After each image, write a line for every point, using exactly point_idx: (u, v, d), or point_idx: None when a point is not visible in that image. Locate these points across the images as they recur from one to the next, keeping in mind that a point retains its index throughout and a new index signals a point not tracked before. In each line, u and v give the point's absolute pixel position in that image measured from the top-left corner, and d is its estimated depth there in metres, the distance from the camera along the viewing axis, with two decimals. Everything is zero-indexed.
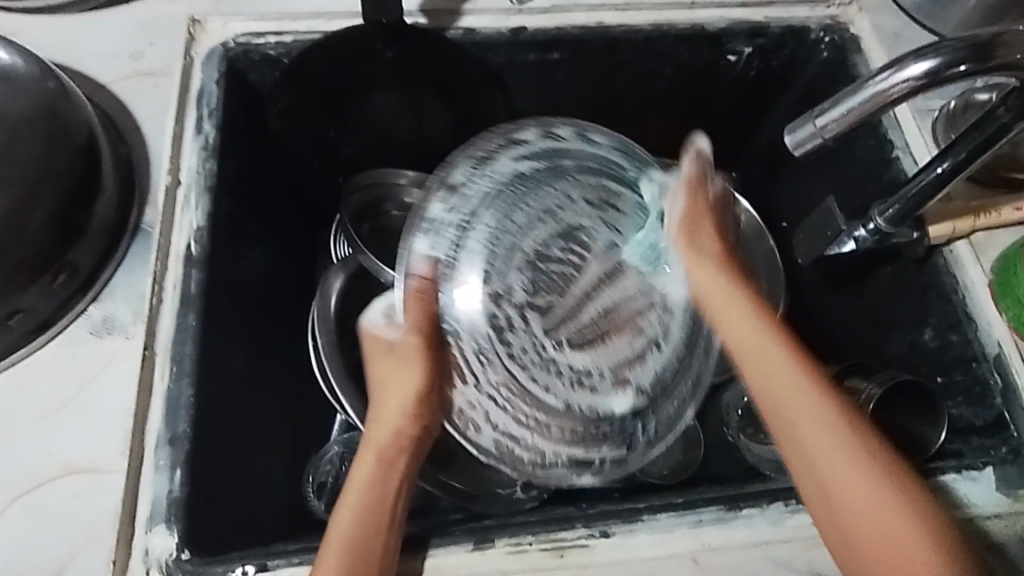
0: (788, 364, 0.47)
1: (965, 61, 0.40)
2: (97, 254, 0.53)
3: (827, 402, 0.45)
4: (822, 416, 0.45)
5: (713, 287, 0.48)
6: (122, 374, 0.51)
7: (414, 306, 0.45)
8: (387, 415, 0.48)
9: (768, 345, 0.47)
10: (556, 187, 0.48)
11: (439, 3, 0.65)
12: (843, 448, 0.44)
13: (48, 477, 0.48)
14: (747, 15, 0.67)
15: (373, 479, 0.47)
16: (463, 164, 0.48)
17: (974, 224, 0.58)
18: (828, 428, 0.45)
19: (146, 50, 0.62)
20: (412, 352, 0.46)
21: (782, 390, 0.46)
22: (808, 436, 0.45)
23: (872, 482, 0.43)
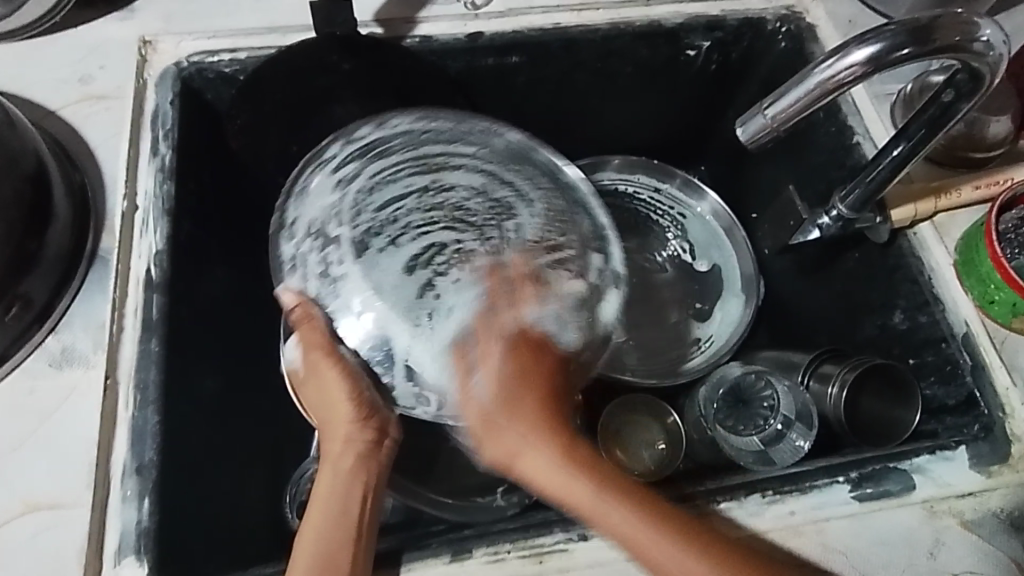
0: (614, 515, 0.43)
1: (906, 45, 0.41)
2: (53, 284, 0.52)
3: (657, 538, 0.43)
4: (638, 536, 0.43)
5: (545, 470, 0.43)
6: (84, 405, 0.50)
7: (304, 330, 0.48)
8: (331, 428, 0.50)
9: (572, 489, 0.43)
10: (393, 182, 0.48)
11: (394, 13, 0.65)
12: (673, 552, 0.43)
13: (9, 516, 0.47)
14: (703, 10, 0.67)
15: (331, 489, 0.48)
16: (291, 196, 0.50)
17: (936, 206, 0.59)
18: (642, 534, 0.43)
19: (96, 74, 0.61)
20: (319, 363, 0.49)
21: (629, 541, 0.43)
22: (626, 534, 0.43)
23: (715, 570, 0.42)
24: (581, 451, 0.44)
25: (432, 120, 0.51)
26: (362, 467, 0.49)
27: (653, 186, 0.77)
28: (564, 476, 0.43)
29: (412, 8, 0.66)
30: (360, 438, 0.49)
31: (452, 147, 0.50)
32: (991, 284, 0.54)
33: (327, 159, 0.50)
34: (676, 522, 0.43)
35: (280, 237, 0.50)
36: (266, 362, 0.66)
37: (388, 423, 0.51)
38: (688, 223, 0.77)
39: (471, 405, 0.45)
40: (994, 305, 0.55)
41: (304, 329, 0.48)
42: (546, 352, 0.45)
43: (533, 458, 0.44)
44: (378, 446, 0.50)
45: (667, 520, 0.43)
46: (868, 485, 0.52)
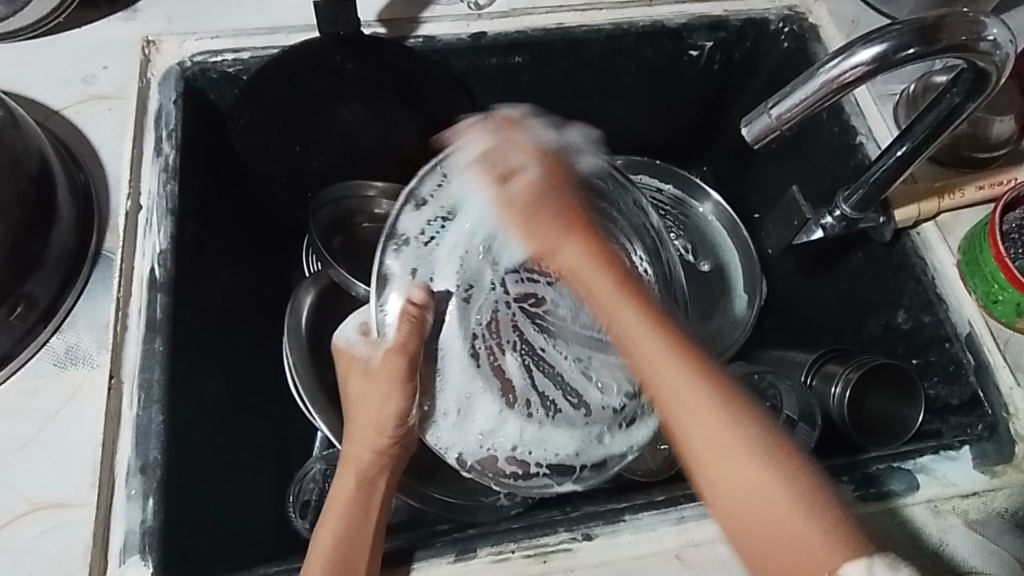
0: (650, 339, 0.45)
1: (911, 45, 0.41)
2: (57, 284, 0.52)
3: (697, 391, 0.43)
4: (680, 387, 0.43)
5: (578, 255, 0.50)
6: (88, 405, 0.50)
7: (401, 330, 0.49)
8: (363, 433, 0.51)
9: (607, 290, 0.48)
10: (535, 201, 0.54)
11: (397, 13, 0.65)
12: (715, 420, 0.42)
13: (14, 516, 0.47)
14: (706, 10, 0.67)
15: (352, 497, 0.49)
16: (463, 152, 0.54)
17: (938, 206, 0.59)
18: (687, 389, 0.43)
19: (100, 75, 0.61)
20: (390, 369, 0.50)
21: (671, 395, 0.43)
22: (669, 388, 0.43)
23: (749, 456, 0.41)
24: (660, 314, 0.47)
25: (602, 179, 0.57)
26: (384, 476, 0.51)
27: (655, 187, 0.77)
28: (600, 273, 0.49)
29: (415, 8, 0.65)
30: (392, 453, 0.51)
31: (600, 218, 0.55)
32: (995, 284, 0.54)
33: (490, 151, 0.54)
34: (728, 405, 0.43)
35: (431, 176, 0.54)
36: (270, 361, 0.66)
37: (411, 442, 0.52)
38: (690, 223, 0.77)
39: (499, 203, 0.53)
40: (998, 304, 0.55)
41: (404, 324, 0.49)
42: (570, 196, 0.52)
43: (570, 246, 0.51)
44: (402, 459, 0.52)
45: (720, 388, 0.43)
46: (872, 487, 0.52)
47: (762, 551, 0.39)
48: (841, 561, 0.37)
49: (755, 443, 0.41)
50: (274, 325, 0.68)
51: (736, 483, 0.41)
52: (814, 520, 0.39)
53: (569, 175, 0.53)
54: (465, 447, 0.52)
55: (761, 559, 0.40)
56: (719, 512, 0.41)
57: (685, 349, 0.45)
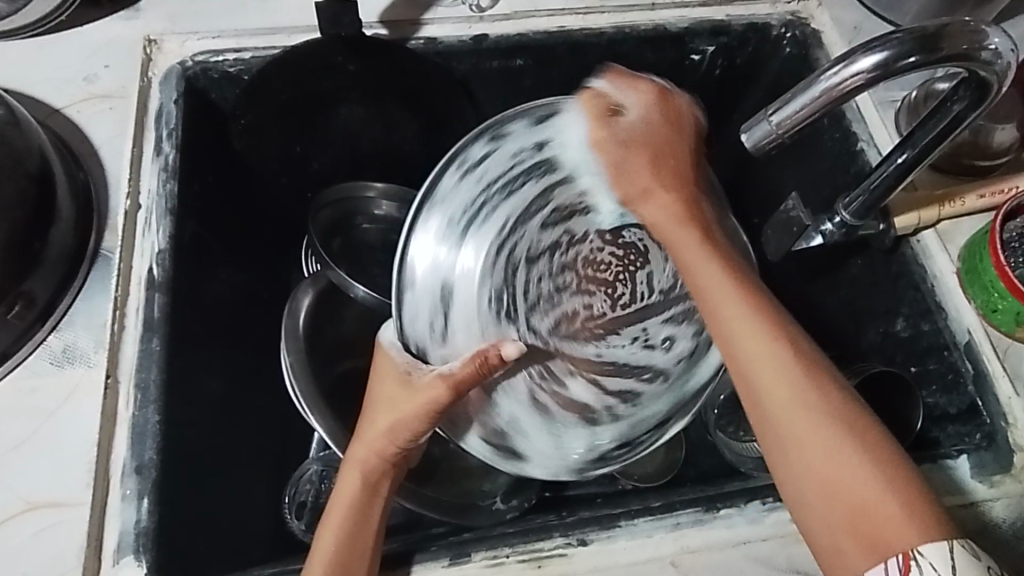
0: (739, 305, 0.44)
1: (913, 53, 0.41)
2: (55, 283, 0.52)
3: (789, 361, 0.41)
4: (765, 348, 0.42)
5: (659, 213, 0.48)
6: (85, 404, 0.50)
7: (463, 365, 0.46)
8: (375, 436, 0.48)
9: (690, 246, 0.47)
10: (580, 172, 0.53)
11: (399, 15, 0.65)
12: (801, 391, 0.40)
13: (9, 515, 0.47)
14: (708, 15, 0.67)
15: (356, 499, 0.47)
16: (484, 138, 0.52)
17: (939, 214, 0.58)
18: (777, 361, 0.41)
19: (101, 74, 0.61)
20: (432, 396, 0.46)
21: (756, 363, 0.42)
22: (751, 359, 0.42)
23: (839, 433, 0.39)
24: (755, 282, 0.45)
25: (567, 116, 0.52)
26: (387, 480, 0.49)
27: None
28: (690, 233, 0.47)
29: (417, 10, 0.65)
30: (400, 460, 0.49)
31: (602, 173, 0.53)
32: (995, 293, 0.54)
33: (463, 160, 0.52)
34: (816, 377, 0.41)
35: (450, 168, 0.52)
36: (268, 361, 0.66)
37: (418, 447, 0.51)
38: None
39: (600, 145, 0.50)
40: (998, 313, 0.55)
41: (468, 364, 0.46)
42: (676, 168, 0.49)
43: (659, 199, 0.49)
44: (404, 465, 0.51)
45: (813, 364, 0.41)
46: None
47: (830, 516, 0.39)
48: (918, 541, 0.36)
49: (842, 418, 0.40)
50: (273, 326, 0.68)
51: (817, 460, 0.39)
52: (896, 496, 0.38)
53: (670, 129, 0.50)
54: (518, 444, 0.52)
55: (824, 529, 0.39)
56: (793, 483, 0.40)
57: (775, 320, 0.43)
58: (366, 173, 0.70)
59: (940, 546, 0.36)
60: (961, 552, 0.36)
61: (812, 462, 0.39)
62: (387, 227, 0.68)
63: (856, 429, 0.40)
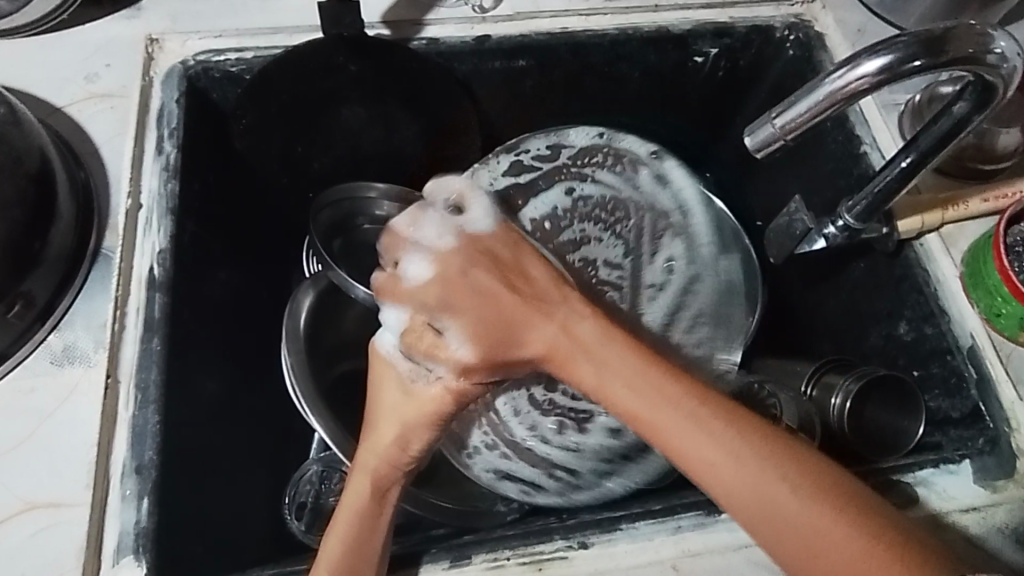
0: (668, 413, 0.42)
1: (918, 56, 0.41)
2: (56, 282, 0.52)
3: (727, 455, 0.40)
4: (700, 449, 0.40)
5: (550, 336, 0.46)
6: (84, 404, 0.50)
7: (474, 373, 0.48)
8: (383, 444, 0.49)
9: (602, 381, 0.44)
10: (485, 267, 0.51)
11: (401, 14, 0.65)
12: (749, 479, 0.39)
13: (8, 514, 0.47)
14: (712, 16, 0.67)
15: (365, 505, 0.48)
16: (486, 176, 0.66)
17: (943, 218, 0.58)
18: (715, 460, 0.40)
19: (103, 72, 0.61)
20: (441, 402, 0.48)
21: (700, 466, 0.40)
22: (691, 455, 0.40)
23: (802, 506, 0.38)
24: (668, 379, 0.43)
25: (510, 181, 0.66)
26: (396, 486, 0.49)
27: None
28: (585, 361, 0.45)
29: (419, 10, 0.65)
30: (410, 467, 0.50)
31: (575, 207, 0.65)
32: (999, 297, 0.54)
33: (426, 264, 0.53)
34: (759, 459, 0.39)
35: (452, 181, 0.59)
36: (268, 362, 0.66)
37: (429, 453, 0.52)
38: None
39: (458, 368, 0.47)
40: (1001, 318, 0.54)
41: (479, 371, 0.48)
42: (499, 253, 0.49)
43: (540, 324, 0.46)
44: (414, 472, 0.51)
45: (752, 442, 0.40)
46: None
47: None
48: None
49: (794, 487, 0.38)
50: (273, 326, 0.67)
51: (794, 541, 0.38)
52: (879, 555, 0.36)
53: (454, 284, 0.48)
54: (521, 468, 0.56)
55: None
56: (779, 552, 0.39)
57: (699, 404, 0.42)
58: (367, 173, 0.70)
59: None
60: None
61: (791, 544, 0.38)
62: (388, 228, 0.68)
63: (818, 498, 0.38)
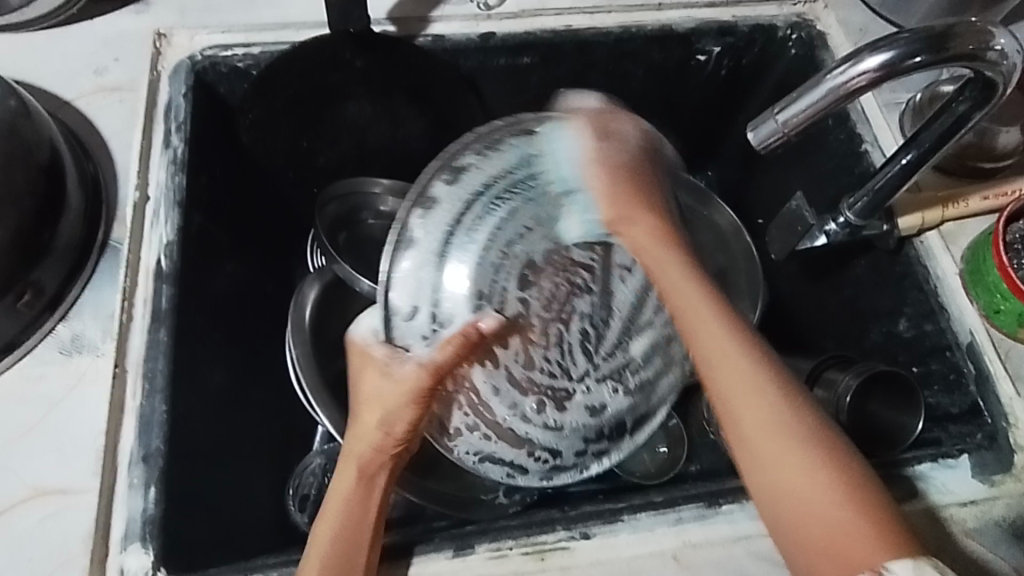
0: (714, 324, 0.45)
1: (919, 53, 0.41)
2: (64, 273, 0.53)
3: (762, 383, 0.43)
4: (738, 367, 0.43)
5: (638, 235, 0.49)
6: (92, 393, 0.50)
7: (443, 348, 0.45)
8: (367, 431, 0.47)
9: (669, 273, 0.47)
10: (511, 220, 0.48)
11: (407, 11, 0.65)
12: (773, 411, 0.42)
13: (16, 501, 0.47)
14: (715, 15, 0.68)
15: (354, 494, 0.47)
16: (471, 148, 0.46)
17: (943, 215, 0.59)
18: (750, 385, 0.42)
19: (111, 66, 0.61)
20: (417, 383, 0.45)
21: (728, 380, 0.43)
22: (715, 367, 0.44)
23: (806, 451, 0.41)
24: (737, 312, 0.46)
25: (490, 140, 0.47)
26: (385, 471, 0.48)
27: None
28: (665, 251, 0.48)
29: (425, 7, 0.66)
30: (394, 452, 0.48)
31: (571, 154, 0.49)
32: (998, 295, 0.54)
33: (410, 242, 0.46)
34: (791, 400, 0.42)
35: (437, 175, 0.46)
36: (274, 355, 0.66)
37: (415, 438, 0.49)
38: None
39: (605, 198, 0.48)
40: (1001, 314, 0.55)
41: (448, 346, 0.45)
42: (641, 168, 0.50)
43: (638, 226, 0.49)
44: (404, 455, 0.49)
45: (788, 388, 0.43)
46: None
47: (801, 527, 0.40)
48: (885, 557, 0.37)
49: (817, 446, 0.41)
50: (278, 319, 0.68)
51: (787, 474, 0.41)
52: (863, 514, 0.39)
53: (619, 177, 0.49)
54: (504, 451, 0.52)
55: (794, 541, 0.40)
56: (756, 481, 0.42)
57: (756, 350, 0.44)
58: (371, 168, 0.70)
59: (908, 564, 0.37)
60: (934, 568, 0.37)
61: (783, 475, 0.41)
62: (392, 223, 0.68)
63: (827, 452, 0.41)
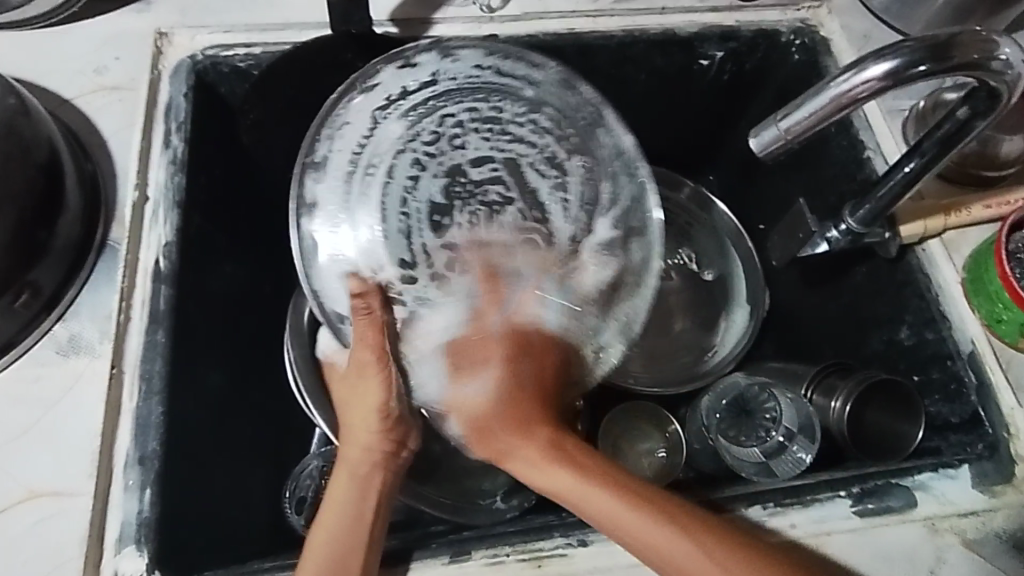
0: (607, 498, 0.43)
1: (923, 62, 0.41)
2: (62, 273, 0.52)
3: (689, 535, 0.42)
4: (660, 541, 0.42)
5: (529, 466, 0.45)
6: (88, 394, 0.50)
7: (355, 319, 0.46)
8: (355, 433, 0.49)
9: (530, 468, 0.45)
10: (396, 171, 0.48)
11: (409, 13, 0.65)
12: (713, 570, 0.42)
13: (9, 503, 0.47)
14: (718, 20, 0.67)
15: (350, 498, 0.47)
16: (320, 140, 0.49)
17: (945, 224, 0.58)
18: (680, 550, 0.42)
19: (111, 65, 0.61)
20: (362, 361, 0.47)
21: (662, 559, 0.42)
22: (644, 541, 0.42)
23: None
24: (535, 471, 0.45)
25: (349, 116, 0.50)
26: (380, 475, 0.49)
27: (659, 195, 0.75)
28: (563, 470, 0.44)
29: (427, 8, 0.65)
30: (380, 449, 0.49)
31: (433, 88, 0.50)
32: (999, 303, 0.54)
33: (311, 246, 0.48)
34: (719, 542, 0.42)
35: (304, 176, 0.49)
36: (272, 357, 0.66)
37: (411, 424, 0.50)
38: (694, 232, 0.75)
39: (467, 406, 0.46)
40: (1002, 324, 0.55)
41: (358, 321, 0.46)
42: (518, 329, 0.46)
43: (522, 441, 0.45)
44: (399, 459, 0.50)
45: (713, 532, 0.43)
46: (870, 501, 0.51)
47: None
48: None
49: None
50: (276, 321, 0.68)
51: None
52: None
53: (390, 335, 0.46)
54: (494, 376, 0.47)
55: None
56: None
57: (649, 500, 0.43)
58: None
59: None
60: None
61: None
62: None
63: None
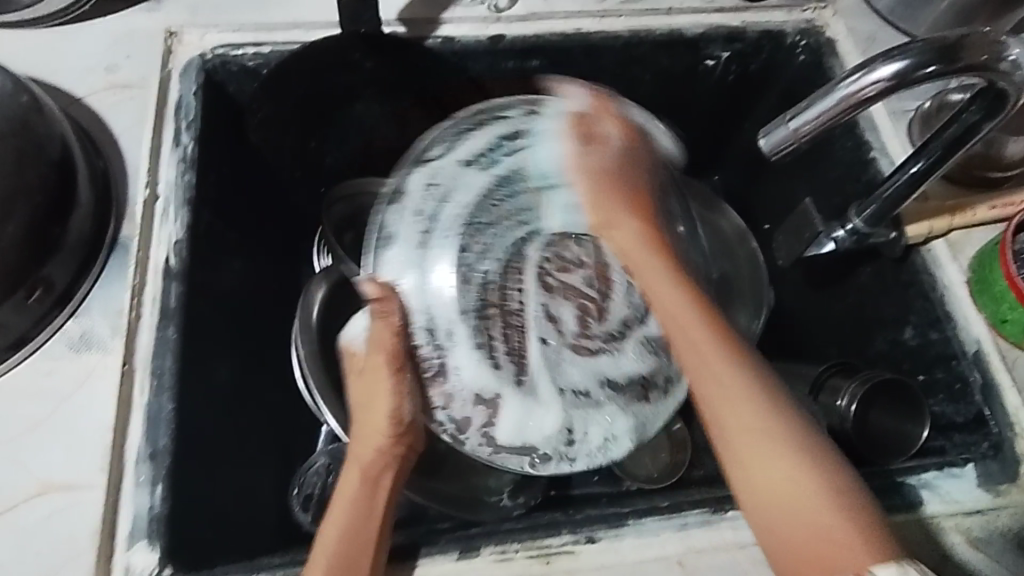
0: (718, 347, 0.46)
1: (931, 63, 0.41)
2: (73, 269, 0.53)
3: (751, 391, 0.44)
4: (739, 390, 0.44)
5: (684, 311, 0.48)
6: (100, 390, 0.51)
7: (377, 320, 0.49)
8: (367, 434, 0.50)
9: (688, 313, 0.48)
10: (490, 188, 0.52)
11: (416, 12, 0.65)
12: (763, 428, 0.43)
13: (22, 498, 0.47)
14: (724, 21, 0.68)
15: (359, 497, 0.48)
16: (441, 140, 0.52)
17: (950, 224, 0.59)
18: (739, 399, 0.44)
19: (122, 63, 0.62)
20: (377, 365, 0.49)
21: (722, 400, 0.44)
22: (724, 390, 0.44)
23: (812, 471, 0.41)
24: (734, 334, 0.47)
25: (461, 119, 0.53)
26: (389, 474, 0.50)
27: None
28: (687, 308, 0.48)
29: (435, 8, 0.66)
30: (392, 452, 0.50)
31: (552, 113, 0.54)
32: (1005, 303, 0.54)
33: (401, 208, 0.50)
34: (783, 417, 0.43)
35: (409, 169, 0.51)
36: (280, 354, 0.66)
37: (417, 430, 0.51)
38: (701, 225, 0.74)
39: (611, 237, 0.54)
40: (1008, 323, 0.55)
41: (377, 324, 0.49)
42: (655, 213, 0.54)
43: (649, 265, 0.51)
44: (407, 458, 0.51)
45: (781, 411, 0.43)
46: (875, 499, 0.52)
47: (793, 547, 0.40)
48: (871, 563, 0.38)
49: (809, 459, 0.42)
50: (284, 319, 0.68)
51: (781, 493, 0.41)
52: (848, 518, 0.39)
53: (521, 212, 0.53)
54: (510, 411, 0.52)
55: (784, 553, 0.41)
56: (754, 513, 0.42)
57: (744, 365, 0.45)
58: None
59: (898, 569, 0.36)
60: (914, 569, 0.37)
61: (781, 501, 0.41)
62: None
63: (820, 466, 0.41)
